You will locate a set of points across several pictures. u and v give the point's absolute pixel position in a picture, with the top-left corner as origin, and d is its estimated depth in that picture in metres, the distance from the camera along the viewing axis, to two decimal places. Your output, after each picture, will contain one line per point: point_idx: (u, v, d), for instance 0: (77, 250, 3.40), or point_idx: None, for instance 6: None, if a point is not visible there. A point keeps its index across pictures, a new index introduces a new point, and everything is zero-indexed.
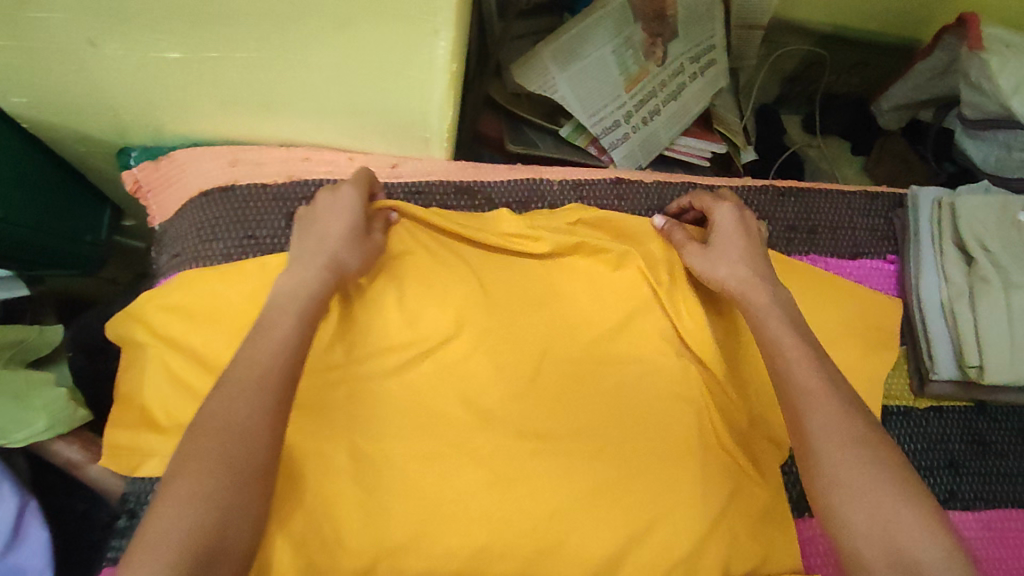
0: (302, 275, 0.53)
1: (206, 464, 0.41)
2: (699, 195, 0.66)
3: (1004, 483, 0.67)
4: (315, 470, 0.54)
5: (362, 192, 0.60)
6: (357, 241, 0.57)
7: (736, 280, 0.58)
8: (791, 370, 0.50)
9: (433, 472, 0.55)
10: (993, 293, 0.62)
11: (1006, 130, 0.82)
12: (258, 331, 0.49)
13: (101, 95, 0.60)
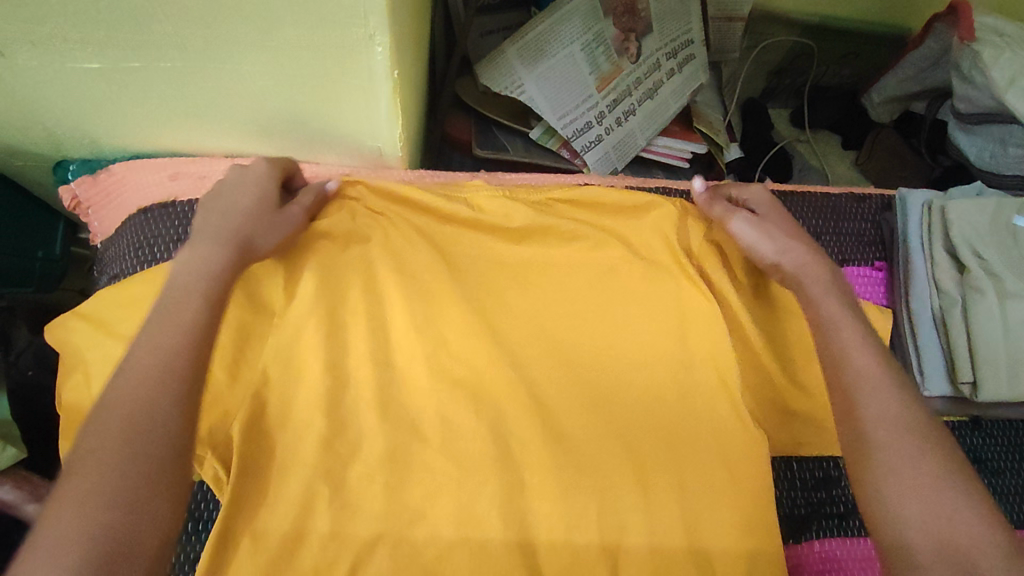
0: (205, 249, 0.47)
1: (111, 455, 0.36)
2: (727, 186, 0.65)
3: (1004, 504, 0.61)
4: (245, 515, 0.48)
5: (276, 169, 0.56)
6: (270, 211, 0.53)
7: (794, 250, 0.56)
8: (848, 353, 0.47)
9: (377, 510, 0.50)
10: (986, 303, 0.58)
11: (998, 125, 0.78)
12: (160, 310, 0.43)
13: (26, 107, 0.56)
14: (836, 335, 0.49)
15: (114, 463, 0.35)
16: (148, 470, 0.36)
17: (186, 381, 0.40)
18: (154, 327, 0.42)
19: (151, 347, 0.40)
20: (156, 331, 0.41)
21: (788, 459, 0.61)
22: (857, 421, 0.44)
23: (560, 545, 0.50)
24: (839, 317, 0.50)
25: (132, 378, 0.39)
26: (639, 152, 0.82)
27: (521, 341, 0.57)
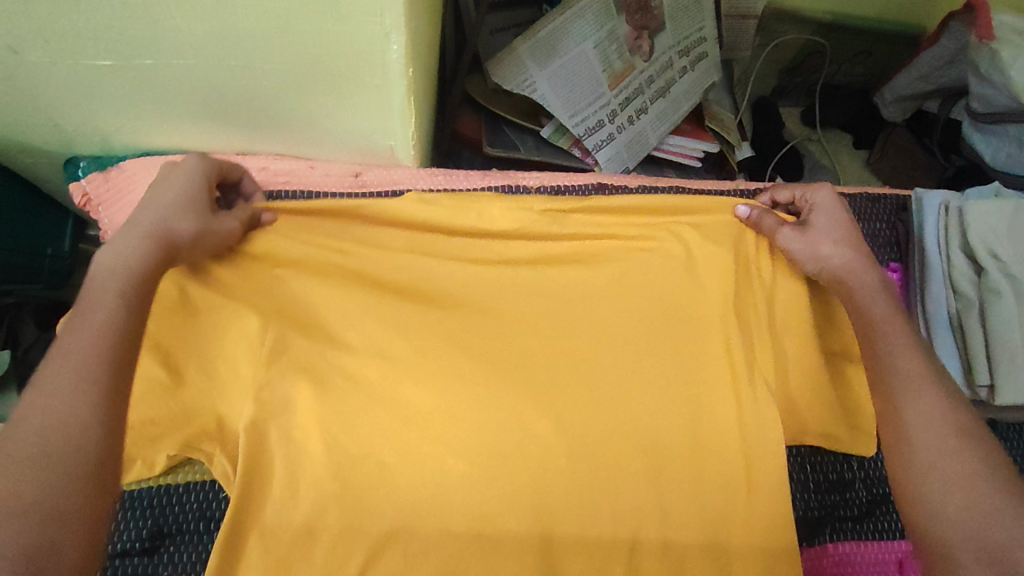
0: (122, 246, 0.45)
1: (25, 465, 0.34)
2: (789, 186, 0.65)
3: None
4: (272, 506, 0.50)
5: (209, 163, 0.53)
6: (195, 205, 0.50)
7: (839, 260, 0.56)
8: (897, 358, 0.49)
9: (393, 503, 0.51)
10: (1006, 307, 0.57)
11: (1015, 125, 0.78)
12: (79, 314, 0.42)
13: (38, 105, 0.56)
14: (884, 341, 0.50)
15: (22, 470, 0.34)
16: (62, 472, 0.35)
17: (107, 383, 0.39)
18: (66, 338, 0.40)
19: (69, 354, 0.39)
20: (74, 335, 0.40)
21: (803, 446, 0.60)
22: (903, 425, 0.45)
23: (565, 536, 0.52)
24: (887, 325, 0.51)
25: (48, 383, 0.38)
26: (650, 150, 0.81)
27: (532, 343, 0.57)
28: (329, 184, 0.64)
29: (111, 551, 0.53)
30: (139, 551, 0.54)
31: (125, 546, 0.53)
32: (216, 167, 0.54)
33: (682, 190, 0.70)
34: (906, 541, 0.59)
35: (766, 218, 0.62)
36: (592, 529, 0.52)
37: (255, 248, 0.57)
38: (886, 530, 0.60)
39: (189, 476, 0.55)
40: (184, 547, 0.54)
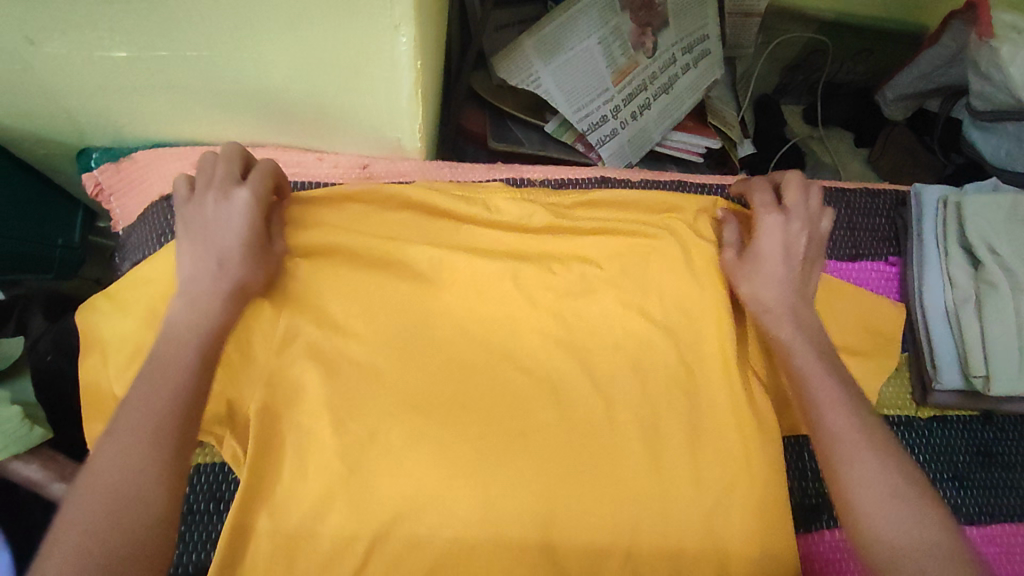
0: (202, 309, 0.49)
1: (99, 521, 0.37)
2: (755, 193, 0.63)
3: (1012, 496, 0.62)
4: (286, 483, 0.53)
5: (261, 198, 0.53)
6: (259, 255, 0.53)
7: (759, 300, 0.59)
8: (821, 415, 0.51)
9: (401, 483, 0.53)
10: (1000, 298, 0.59)
11: (1016, 123, 0.77)
12: (158, 366, 0.45)
13: (53, 96, 0.57)
14: (811, 391, 0.53)
15: (99, 526, 0.37)
16: (130, 530, 0.38)
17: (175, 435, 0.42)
18: (144, 396, 0.43)
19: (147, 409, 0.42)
20: (153, 388, 0.44)
21: (795, 435, 0.63)
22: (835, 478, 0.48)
23: (567, 515, 0.55)
24: (814, 375, 0.53)
25: (124, 437, 0.41)
26: (653, 146, 0.82)
27: (528, 340, 0.60)
28: (336, 175, 0.64)
29: None
30: None
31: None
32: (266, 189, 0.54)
33: (683, 184, 0.71)
34: None
35: (727, 228, 0.64)
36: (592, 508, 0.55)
37: None
38: None
39: (198, 458, 0.57)
40: (195, 527, 0.55)
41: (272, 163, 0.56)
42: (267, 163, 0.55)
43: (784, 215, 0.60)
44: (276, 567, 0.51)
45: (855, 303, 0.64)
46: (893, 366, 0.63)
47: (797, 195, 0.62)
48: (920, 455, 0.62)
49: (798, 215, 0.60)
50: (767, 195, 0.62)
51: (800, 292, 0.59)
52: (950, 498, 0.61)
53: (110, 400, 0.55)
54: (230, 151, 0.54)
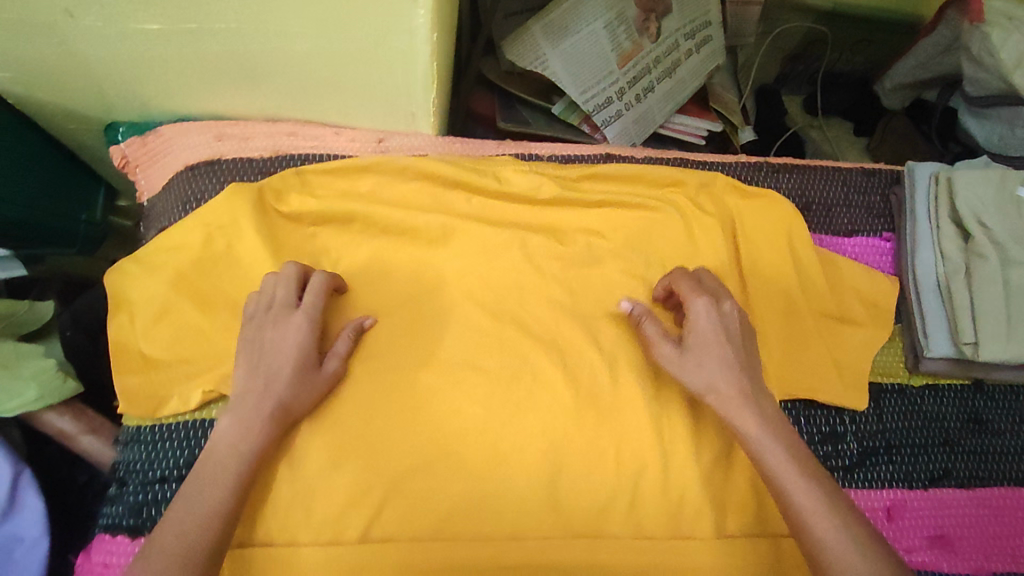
0: (247, 426, 0.51)
1: None
2: (677, 280, 0.60)
3: (1001, 462, 0.65)
4: (308, 432, 0.56)
5: (315, 319, 0.56)
6: (307, 380, 0.55)
7: (714, 393, 0.54)
8: (807, 522, 0.46)
9: (416, 433, 0.57)
10: (989, 268, 0.61)
11: (1006, 107, 0.78)
12: (194, 485, 0.48)
13: (86, 70, 0.60)
14: (787, 492, 0.48)
15: None
16: None
17: (216, 533, 0.46)
18: (188, 501, 0.47)
19: (192, 506, 0.47)
20: (186, 510, 0.47)
21: (797, 398, 0.63)
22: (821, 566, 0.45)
23: (574, 469, 0.58)
24: (785, 472, 0.49)
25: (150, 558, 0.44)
26: (656, 129, 0.85)
27: (536, 305, 0.63)
28: (353, 149, 0.67)
29: (154, 477, 0.55)
30: (178, 478, 0.55)
31: (174, 473, 0.55)
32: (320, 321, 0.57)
33: (686, 162, 0.72)
34: (896, 489, 0.62)
35: (649, 325, 0.59)
36: (597, 463, 0.58)
37: (299, 207, 0.63)
38: (877, 481, 0.62)
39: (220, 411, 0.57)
40: None
41: (328, 276, 0.59)
42: (321, 279, 0.58)
43: (712, 298, 0.58)
44: (296, 510, 0.54)
45: (849, 275, 0.66)
46: (886, 335, 0.65)
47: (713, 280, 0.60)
48: (910, 421, 0.64)
49: (723, 298, 0.58)
50: (690, 280, 0.60)
51: (750, 373, 0.55)
52: (939, 461, 0.64)
53: (137, 357, 0.58)
54: (290, 271, 0.58)
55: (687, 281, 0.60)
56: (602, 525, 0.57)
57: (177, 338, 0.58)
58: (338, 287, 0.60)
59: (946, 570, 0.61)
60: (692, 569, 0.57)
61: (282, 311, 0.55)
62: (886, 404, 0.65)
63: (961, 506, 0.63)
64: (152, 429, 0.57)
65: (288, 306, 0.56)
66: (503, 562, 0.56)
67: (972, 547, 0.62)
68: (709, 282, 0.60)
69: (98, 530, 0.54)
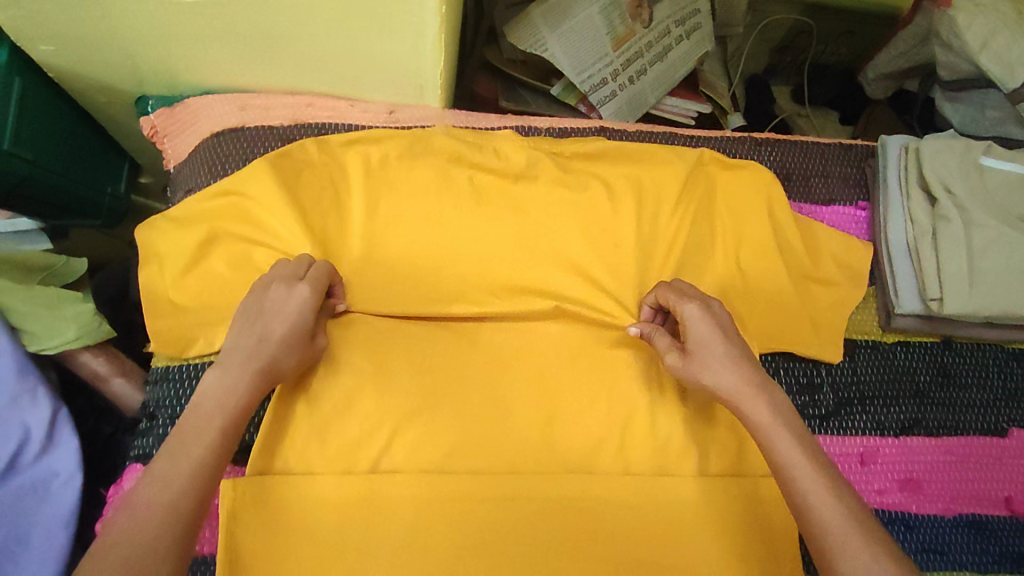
0: (234, 381, 0.52)
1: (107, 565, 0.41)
2: (665, 290, 0.61)
3: (969, 413, 0.69)
4: (323, 372, 0.60)
5: (318, 293, 0.58)
6: (299, 344, 0.56)
7: (723, 387, 0.55)
8: (811, 502, 0.47)
9: (423, 375, 0.62)
10: (953, 229, 0.66)
11: (978, 89, 0.83)
12: (189, 427, 0.49)
13: (122, 42, 0.65)
14: (794, 478, 0.49)
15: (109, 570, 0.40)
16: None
17: (199, 482, 0.46)
18: (174, 452, 0.47)
19: (187, 444, 0.48)
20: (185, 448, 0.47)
21: (774, 351, 0.68)
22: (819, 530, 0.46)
23: (569, 410, 0.63)
24: (791, 456, 0.50)
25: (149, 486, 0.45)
26: (648, 109, 0.90)
27: (532, 261, 0.67)
28: (366, 119, 0.73)
29: (181, 412, 0.60)
30: None
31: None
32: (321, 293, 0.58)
33: (675, 135, 0.77)
34: (868, 437, 0.67)
35: (659, 336, 0.61)
36: (590, 407, 0.63)
37: (315, 170, 0.68)
38: (850, 429, 0.67)
39: None
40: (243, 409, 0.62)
41: (328, 264, 0.60)
42: (323, 265, 0.60)
43: (702, 302, 0.59)
44: (312, 442, 0.59)
45: (827, 239, 0.71)
46: (860, 295, 0.70)
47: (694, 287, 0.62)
48: (882, 374, 0.69)
49: (711, 300, 0.60)
50: (677, 288, 0.61)
51: (755, 365, 0.56)
52: (910, 412, 0.68)
53: (166, 303, 0.63)
54: (300, 257, 0.60)
55: (671, 292, 0.61)
56: (594, 462, 0.62)
57: (204, 287, 0.64)
58: (335, 283, 0.62)
59: (915, 511, 0.65)
60: (678, 503, 0.61)
61: (288, 279, 0.57)
62: (859, 358, 0.69)
63: (929, 453, 0.67)
64: (180, 368, 0.62)
65: (292, 278, 0.58)
66: (503, 495, 0.59)
67: (938, 489, 0.66)
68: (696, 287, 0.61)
69: (130, 460, 0.59)
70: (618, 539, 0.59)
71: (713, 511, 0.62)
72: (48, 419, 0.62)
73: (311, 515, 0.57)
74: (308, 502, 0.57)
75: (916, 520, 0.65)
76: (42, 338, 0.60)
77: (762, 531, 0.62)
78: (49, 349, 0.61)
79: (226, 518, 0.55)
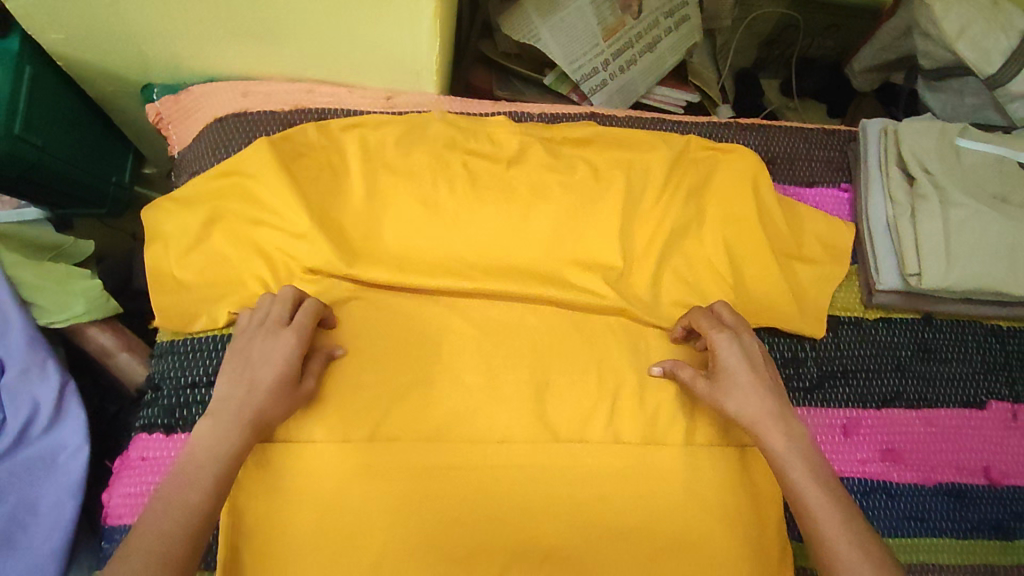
0: (225, 433, 0.52)
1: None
2: (698, 317, 0.63)
3: (949, 386, 0.71)
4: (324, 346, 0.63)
5: (304, 337, 0.58)
6: (287, 393, 0.56)
7: (747, 415, 0.57)
8: (822, 532, 0.50)
9: (420, 352, 0.64)
10: (932, 207, 0.68)
11: (957, 77, 0.86)
12: (185, 465, 0.50)
13: (128, 31, 0.68)
14: (808, 509, 0.51)
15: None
16: None
17: (202, 532, 0.48)
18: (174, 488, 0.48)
19: (185, 484, 0.49)
20: (184, 485, 0.49)
21: (757, 330, 0.70)
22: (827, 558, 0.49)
23: (560, 382, 0.65)
24: (806, 488, 0.52)
25: (153, 518, 0.47)
26: (639, 98, 0.93)
27: (525, 241, 0.70)
28: (364, 104, 0.75)
29: (185, 382, 0.63)
30: (207, 384, 0.63)
31: (203, 377, 0.63)
32: (308, 336, 0.59)
33: (663, 121, 0.79)
34: (851, 409, 0.69)
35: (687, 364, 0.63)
36: (580, 380, 0.65)
37: (314, 153, 0.70)
38: (833, 401, 0.69)
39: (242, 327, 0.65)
40: None
41: (318, 302, 0.61)
42: (312, 303, 0.61)
43: (733, 332, 0.60)
44: (312, 410, 0.61)
45: (810, 219, 0.74)
46: (843, 273, 0.73)
47: (730, 316, 0.63)
48: (863, 348, 0.71)
49: (744, 331, 0.61)
50: (710, 316, 0.63)
51: (781, 397, 0.58)
52: (891, 385, 0.70)
53: (170, 280, 0.66)
54: (288, 296, 0.61)
55: (704, 318, 0.63)
56: (585, 433, 0.64)
57: (208, 265, 0.66)
58: (327, 317, 0.62)
59: (897, 479, 0.68)
60: (667, 470, 0.63)
61: (274, 326, 0.58)
62: (843, 334, 0.72)
63: (910, 425, 0.69)
64: (185, 342, 0.65)
65: (279, 325, 0.58)
66: (496, 465, 0.61)
67: (919, 461, 0.68)
68: (733, 316, 0.63)
69: (137, 429, 0.62)
70: (610, 506, 0.61)
71: (700, 478, 0.64)
72: (56, 392, 0.63)
73: (312, 479, 0.59)
74: (308, 468, 0.59)
75: (897, 489, 0.68)
76: (54, 310, 0.63)
77: (746, 496, 0.64)
78: (60, 322, 0.64)
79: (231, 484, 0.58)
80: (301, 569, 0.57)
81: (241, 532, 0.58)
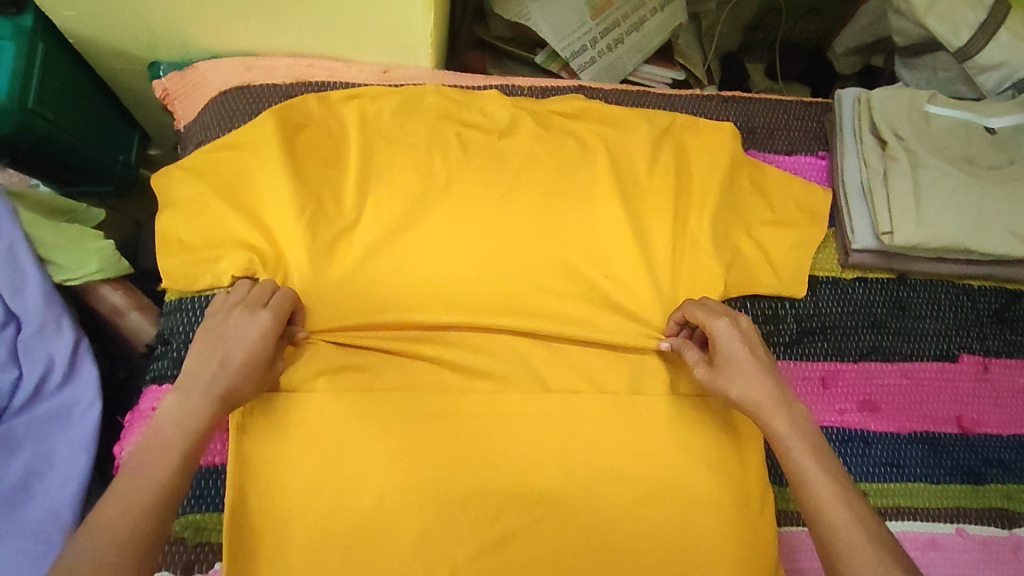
0: (194, 406, 0.53)
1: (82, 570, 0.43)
2: (691, 308, 0.65)
3: (924, 341, 0.75)
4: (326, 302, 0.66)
5: (280, 320, 0.60)
6: (258, 371, 0.58)
7: (749, 398, 0.58)
8: (821, 504, 0.52)
9: (417, 308, 0.68)
10: (902, 169, 0.72)
11: (929, 53, 0.90)
12: (155, 448, 0.50)
13: (136, 8, 0.71)
14: (809, 483, 0.53)
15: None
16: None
17: (163, 509, 0.48)
18: (140, 470, 0.49)
19: (153, 463, 0.50)
20: (156, 465, 0.49)
21: (742, 298, 0.74)
22: (825, 530, 0.51)
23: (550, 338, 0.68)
24: (807, 465, 0.54)
25: (126, 498, 0.47)
26: (627, 76, 0.97)
27: (516, 204, 0.73)
28: (362, 78, 0.79)
29: (192, 337, 0.67)
30: None
31: None
32: (282, 321, 0.60)
33: (649, 94, 0.83)
34: (830, 361, 0.73)
35: (686, 352, 0.65)
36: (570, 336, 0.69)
37: (314, 124, 0.73)
38: (812, 354, 0.73)
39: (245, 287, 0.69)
40: None
41: (292, 292, 0.63)
42: (287, 292, 0.63)
43: (729, 317, 0.62)
44: (314, 362, 0.64)
45: (789, 185, 0.77)
46: (821, 235, 0.76)
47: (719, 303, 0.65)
48: (841, 305, 0.75)
49: (738, 316, 0.63)
50: (702, 305, 0.65)
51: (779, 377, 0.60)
52: (868, 339, 0.74)
53: (177, 243, 0.69)
54: (265, 281, 0.62)
55: (697, 308, 0.65)
56: (574, 385, 0.67)
57: (213, 227, 0.69)
58: (296, 310, 0.64)
59: (874, 428, 0.71)
60: (652, 419, 0.66)
61: (250, 307, 0.59)
62: (821, 292, 0.75)
63: (885, 377, 0.73)
64: (192, 300, 0.69)
65: (255, 306, 0.60)
66: (490, 414, 0.65)
67: (894, 410, 0.72)
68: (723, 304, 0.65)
69: (147, 382, 0.67)
70: (598, 452, 0.65)
71: (684, 427, 0.67)
72: (69, 348, 0.66)
73: (313, 426, 0.62)
74: (310, 416, 0.62)
75: (874, 438, 0.71)
76: (70, 268, 0.67)
77: (727, 444, 0.67)
78: (76, 280, 0.67)
79: (238, 426, 0.61)
80: (304, 512, 0.60)
81: (247, 476, 0.61)
